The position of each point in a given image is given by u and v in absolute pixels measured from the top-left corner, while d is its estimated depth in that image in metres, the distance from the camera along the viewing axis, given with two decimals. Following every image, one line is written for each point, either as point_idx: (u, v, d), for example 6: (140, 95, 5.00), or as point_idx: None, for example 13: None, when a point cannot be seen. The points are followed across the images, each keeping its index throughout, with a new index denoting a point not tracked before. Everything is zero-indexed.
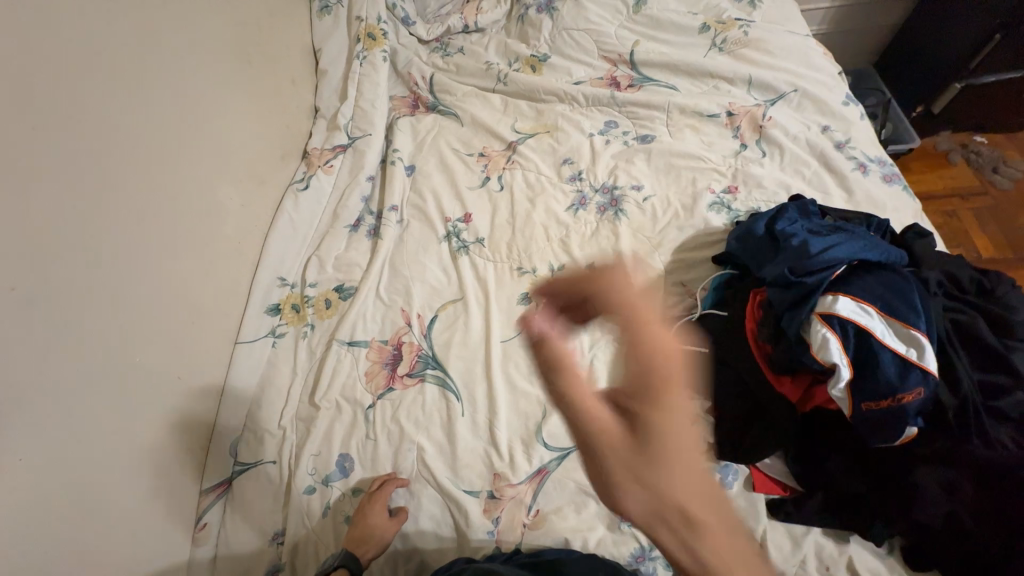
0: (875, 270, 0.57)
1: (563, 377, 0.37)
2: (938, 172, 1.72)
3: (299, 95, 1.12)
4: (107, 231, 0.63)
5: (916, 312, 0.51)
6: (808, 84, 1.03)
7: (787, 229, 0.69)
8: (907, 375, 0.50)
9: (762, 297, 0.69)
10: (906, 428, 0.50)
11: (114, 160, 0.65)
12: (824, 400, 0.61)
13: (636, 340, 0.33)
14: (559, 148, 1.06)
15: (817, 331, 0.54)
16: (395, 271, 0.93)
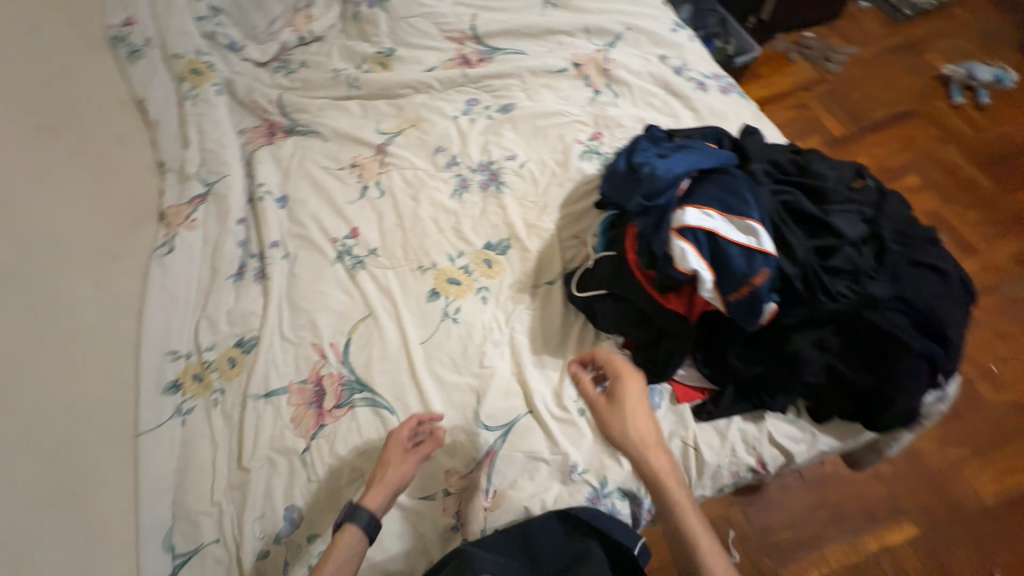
0: (713, 175, 0.63)
1: (601, 421, 0.64)
2: (782, 72, 1.90)
3: (133, 154, 1.01)
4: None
5: (746, 204, 0.57)
6: (638, 20, 1.08)
7: (641, 159, 0.74)
8: (754, 260, 0.55)
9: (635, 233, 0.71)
10: (765, 306, 0.56)
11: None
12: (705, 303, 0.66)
13: (632, 417, 0.63)
14: (428, 138, 1.04)
15: (675, 245, 0.57)
16: (295, 307, 0.88)
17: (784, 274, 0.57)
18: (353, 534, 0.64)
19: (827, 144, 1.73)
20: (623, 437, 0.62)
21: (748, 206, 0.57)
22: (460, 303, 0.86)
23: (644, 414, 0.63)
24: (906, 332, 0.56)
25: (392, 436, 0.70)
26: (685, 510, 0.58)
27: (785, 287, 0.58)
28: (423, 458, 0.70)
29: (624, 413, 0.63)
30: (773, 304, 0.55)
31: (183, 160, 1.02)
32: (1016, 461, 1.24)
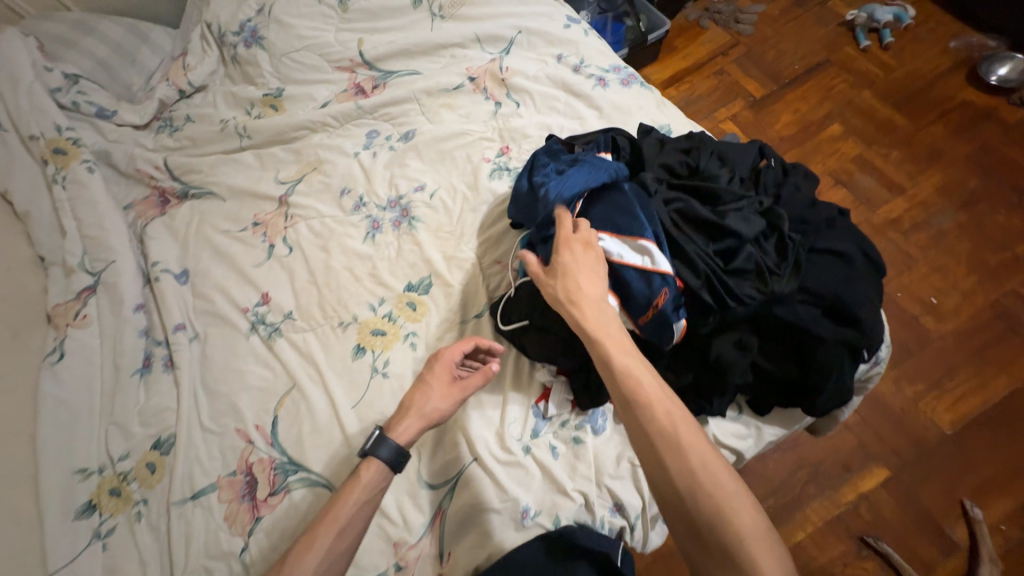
0: (606, 197, 0.61)
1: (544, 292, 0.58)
2: (696, 40, 1.89)
3: (4, 255, 0.91)
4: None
5: (636, 224, 0.57)
6: (529, 21, 1.04)
7: (540, 179, 0.70)
8: (652, 280, 0.55)
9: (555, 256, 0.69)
10: (673, 325, 0.55)
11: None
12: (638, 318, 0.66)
13: (567, 275, 0.56)
14: (332, 181, 0.98)
15: None
16: (213, 392, 0.82)
17: (687, 287, 0.55)
18: (376, 471, 0.63)
19: (749, 106, 1.74)
20: (562, 294, 0.55)
21: (637, 228, 0.57)
22: (389, 355, 0.81)
23: (592, 267, 0.56)
24: (818, 324, 0.56)
25: (443, 359, 0.70)
26: (643, 384, 0.50)
27: (693, 299, 0.56)
28: (465, 389, 0.70)
29: (559, 274, 0.56)
30: (682, 321, 0.55)
31: (63, 252, 0.92)
32: (968, 388, 1.29)
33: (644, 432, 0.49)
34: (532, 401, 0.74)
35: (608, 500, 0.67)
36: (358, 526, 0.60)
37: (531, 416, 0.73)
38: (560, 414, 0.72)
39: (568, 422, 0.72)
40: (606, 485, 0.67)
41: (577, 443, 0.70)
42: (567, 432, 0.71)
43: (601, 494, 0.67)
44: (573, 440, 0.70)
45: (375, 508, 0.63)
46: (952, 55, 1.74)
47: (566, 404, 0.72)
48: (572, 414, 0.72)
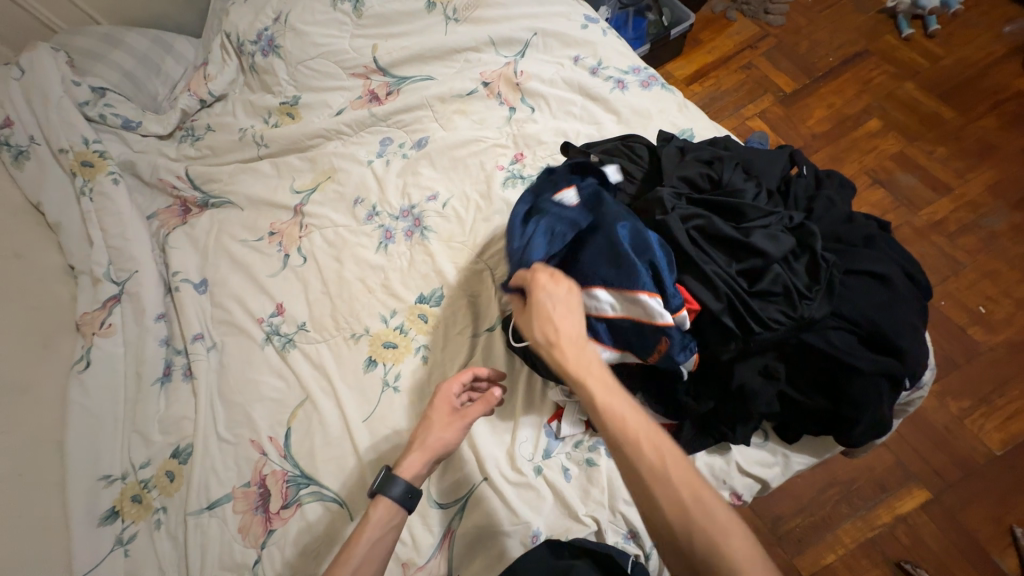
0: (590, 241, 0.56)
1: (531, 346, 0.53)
2: (722, 34, 1.81)
3: (37, 266, 0.95)
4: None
5: (631, 277, 0.52)
6: (546, 22, 1.01)
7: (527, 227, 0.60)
8: (646, 332, 0.52)
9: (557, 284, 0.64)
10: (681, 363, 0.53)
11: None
12: None
13: (549, 325, 0.52)
14: (345, 190, 0.97)
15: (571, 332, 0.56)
16: (229, 403, 0.83)
17: (704, 306, 0.52)
18: (386, 508, 0.62)
19: (779, 102, 1.66)
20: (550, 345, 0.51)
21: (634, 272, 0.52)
22: (400, 369, 0.80)
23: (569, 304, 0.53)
24: (855, 354, 0.51)
25: (442, 394, 0.68)
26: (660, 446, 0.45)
27: (713, 321, 0.52)
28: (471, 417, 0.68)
29: (544, 327, 0.52)
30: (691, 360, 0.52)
31: (90, 262, 0.95)
32: (1021, 404, 1.19)
33: (649, 491, 0.44)
34: (544, 420, 0.72)
35: (623, 526, 0.64)
36: (375, 562, 0.59)
37: (544, 435, 0.71)
38: (574, 434, 0.70)
39: (582, 443, 0.69)
40: (621, 511, 0.64)
41: (591, 465, 0.68)
42: (580, 453, 0.69)
43: (615, 520, 0.64)
44: (586, 462, 0.68)
45: (389, 549, 0.61)
46: (1007, 41, 1.60)
47: (580, 424, 0.69)
48: (586, 435, 0.70)
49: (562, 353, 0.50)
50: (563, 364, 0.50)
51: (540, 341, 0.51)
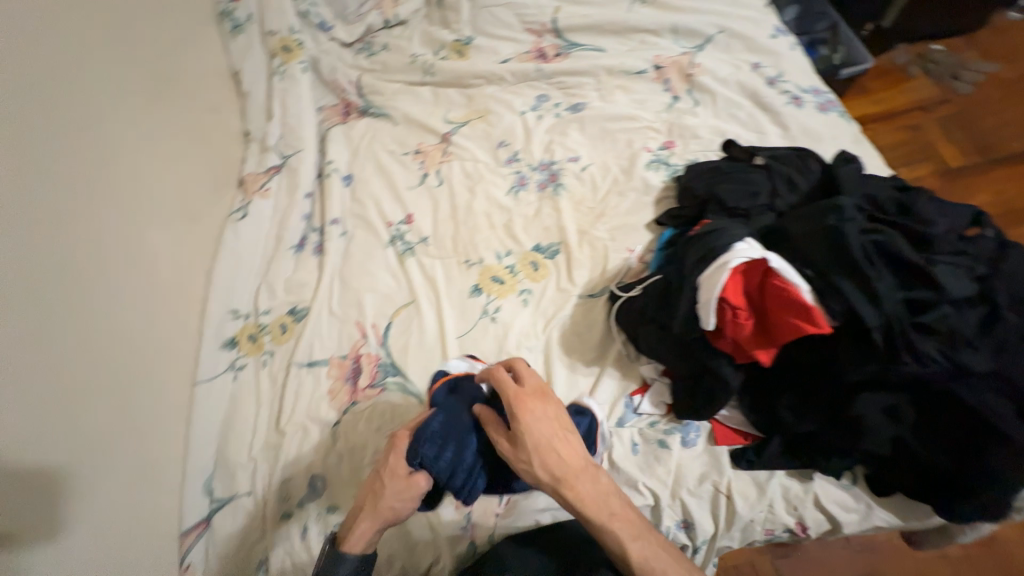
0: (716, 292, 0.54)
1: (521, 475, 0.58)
2: (895, 88, 1.68)
3: (223, 123, 1.09)
4: (15, 294, 0.58)
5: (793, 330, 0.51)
6: (734, 22, 0.99)
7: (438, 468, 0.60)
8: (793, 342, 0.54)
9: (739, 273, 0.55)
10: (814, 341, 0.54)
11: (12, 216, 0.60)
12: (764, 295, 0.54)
13: (540, 454, 0.56)
14: (493, 131, 1.03)
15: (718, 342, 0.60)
16: (345, 284, 0.92)
17: (862, 321, 0.49)
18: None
19: (939, 174, 1.52)
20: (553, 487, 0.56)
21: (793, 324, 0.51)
22: (501, 303, 0.85)
23: (561, 437, 0.57)
24: (1006, 420, 0.49)
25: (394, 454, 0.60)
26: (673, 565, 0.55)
27: (856, 335, 0.51)
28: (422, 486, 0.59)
29: (532, 456, 0.56)
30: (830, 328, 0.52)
31: (265, 131, 1.08)
32: None
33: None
34: (626, 392, 0.73)
35: (679, 513, 0.64)
36: None
37: (621, 405, 0.72)
38: (652, 414, 0.71)
39: (657, 424, 0.70)
40: (681, 498, 0.64)
41: (661, 447, 0.67)
42: (653, 433, 0.69)
43: (672, 505, 0.64)
44: (657, 442, 0.68)
45: None
46: None
47: (661, 407, 0.71)
48: (663, 418, 0.70)
49: (574, 489, 0.56)
50: (577, 501, 0.56)
51: (551, 482, 0.56)
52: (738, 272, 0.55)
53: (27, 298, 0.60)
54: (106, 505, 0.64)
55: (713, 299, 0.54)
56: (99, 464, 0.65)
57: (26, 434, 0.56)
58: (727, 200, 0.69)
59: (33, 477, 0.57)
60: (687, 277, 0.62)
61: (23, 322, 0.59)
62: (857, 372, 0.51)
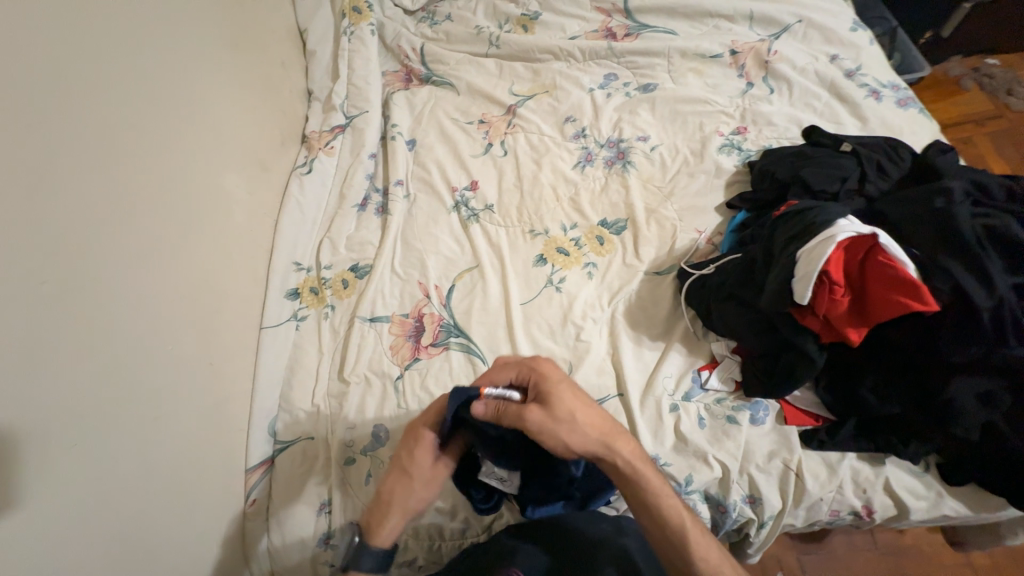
0: (824, 260, 0.55)
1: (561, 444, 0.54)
2: (948, 100, 1.66)
3: (290, 79, 1.10)
4: (111, 219, 0.59)
5: (898, 307, 0.52)
6: (813, 12, 0.99)
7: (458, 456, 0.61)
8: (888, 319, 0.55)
9: (845, 247, 0.55)
10: (912, 323, 0.56)
11: (108, 143, 0.61)
12: (863, 271, 0.55)
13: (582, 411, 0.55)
14: (560, 106, 1.03)
15: (805, 317, 0.60)
16: (408, 245, 0.92)
17: (971, 302, 0.52)
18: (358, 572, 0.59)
19: None
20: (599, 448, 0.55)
21: (899, 300, 0.52)
22: (566, 274, 0.84)
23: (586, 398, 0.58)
24: None
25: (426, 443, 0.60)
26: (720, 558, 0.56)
27: (963, 318, 0.53)
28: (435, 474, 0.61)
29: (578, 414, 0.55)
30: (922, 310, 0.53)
31: (331, 91, 1.09)
32: None
33: None
34: (694, 366, 0.73)
35: (745, 488, 0.65)
36: None
37: (688, 379, 0.72)
38: (719, 390, 0.70)
39: (725, 401, 0.70)
40: (749, 473, 0.65)
41: (730, 423, 0.67)
42: (721, 409, 0.69)
43: (740, 479, 0.65)
44: (725, 418, 0.68)
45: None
46: None
47: (730, 383, 0.71)
48: (732, 395, 0.70)
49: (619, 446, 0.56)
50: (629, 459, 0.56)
51: (599, 441, 0.55)
52: (843, 246, 0.55)
53: (120, 225, 0.60)
54: (187, 433, 0.66)
55: (816, 271, 0.55)
56: (181, 395, 0.65)
57: (121, 356, 0.57)
58: (813, 183, 0.71)
59: (128, 399, 0.57)
60: (779, 255, 0.61)
61: (116, 247, 0.59)
62: (959, 352, 0.54)
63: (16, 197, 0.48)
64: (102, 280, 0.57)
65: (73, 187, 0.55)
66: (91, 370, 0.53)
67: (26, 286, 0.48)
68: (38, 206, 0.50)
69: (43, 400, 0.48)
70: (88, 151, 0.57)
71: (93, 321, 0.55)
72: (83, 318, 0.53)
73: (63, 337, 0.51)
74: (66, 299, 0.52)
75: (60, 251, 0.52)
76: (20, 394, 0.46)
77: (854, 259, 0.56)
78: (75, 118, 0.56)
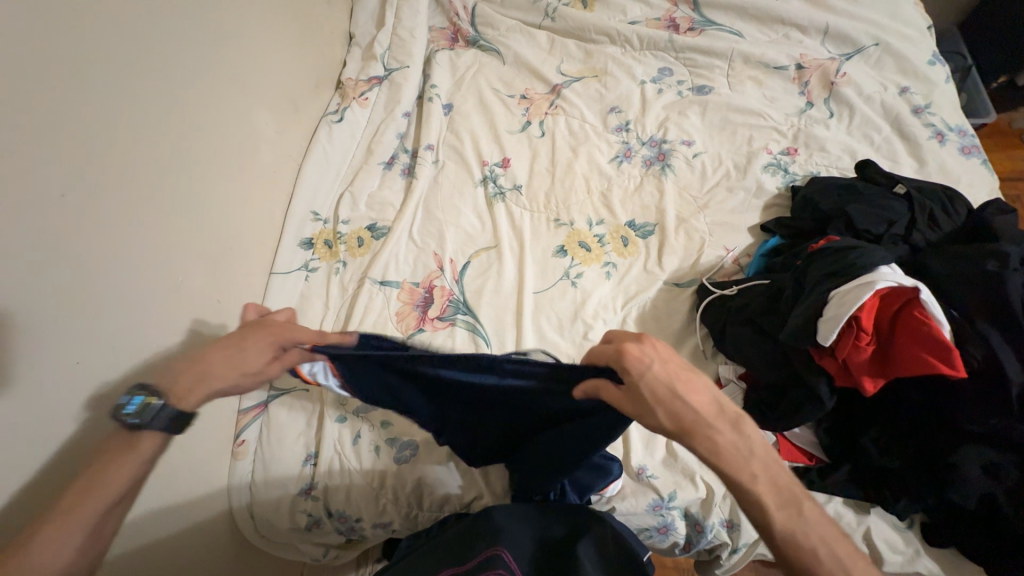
0: (854, 304, 0.52)
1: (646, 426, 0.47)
2: (1002, 152, 1.56)
3: (334, 20, 1.05)
4: (131, 139, 0.57)
5: (921, 367, 0.51)
6: (892, 37, 0.92)
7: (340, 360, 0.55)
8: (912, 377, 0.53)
9: (882, 297, 0.53)
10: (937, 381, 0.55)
11: (135, 59, 0.58)
12: (896, 324, 0.53)
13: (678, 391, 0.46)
14: (607, 94, 0.98)
15: (820, 357, 0.58)
16: (429, 214, 0.90)
17: (1005, 374, 0.51)
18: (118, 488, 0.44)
19: None
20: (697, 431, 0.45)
21: (924, 360, 0.50)
22: (584, 270, 0.82)
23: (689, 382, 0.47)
24: None
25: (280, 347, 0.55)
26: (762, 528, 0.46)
27: (991, 387, 0.52)
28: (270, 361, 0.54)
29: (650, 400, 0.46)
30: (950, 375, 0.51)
31: (373, 40, 1.05)
32: None
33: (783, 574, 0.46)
34: None
35: (725, 512, 0.65)
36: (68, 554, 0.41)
37: None
38: None
39: None
40: (732, 498, 0.65)
41: None
42: None
43: (722, 503, 0.65)
44: None
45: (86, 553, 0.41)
46: None
47: None
48: None
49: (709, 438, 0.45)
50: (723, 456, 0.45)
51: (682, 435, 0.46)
52: (878, 295, 0.53)
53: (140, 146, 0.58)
54: None
55: (848, 314, 0.53)
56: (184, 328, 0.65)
57: (132, 284, 0.57)
58: (857, 221, 0.68)
59: (132, 327, 0.57)
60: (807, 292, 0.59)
61: (134, 169, 0.57)
62: (974, 422, 0.53)
63: (40, 109, 0.46)
64: (118, 202, 0.55)
65: (96, 102, 0.52)
66: (99, 292, 0.53)
67: (44, 204, 0.47)
68: (64, 124, 0.49)
69: (48, 318, 0.48)
70: (115, 67, 0.55)
71: (105, 243, 0.53)
72: (95, 238, 0.52)
73: (71, 256, 0.50)
74: (81, 218, 0.51)
75: (77, 167, 0.50)
76: (23, 307, 0.45)
77: (890, 311, 0.53)
78: (104, 30, 0.54)
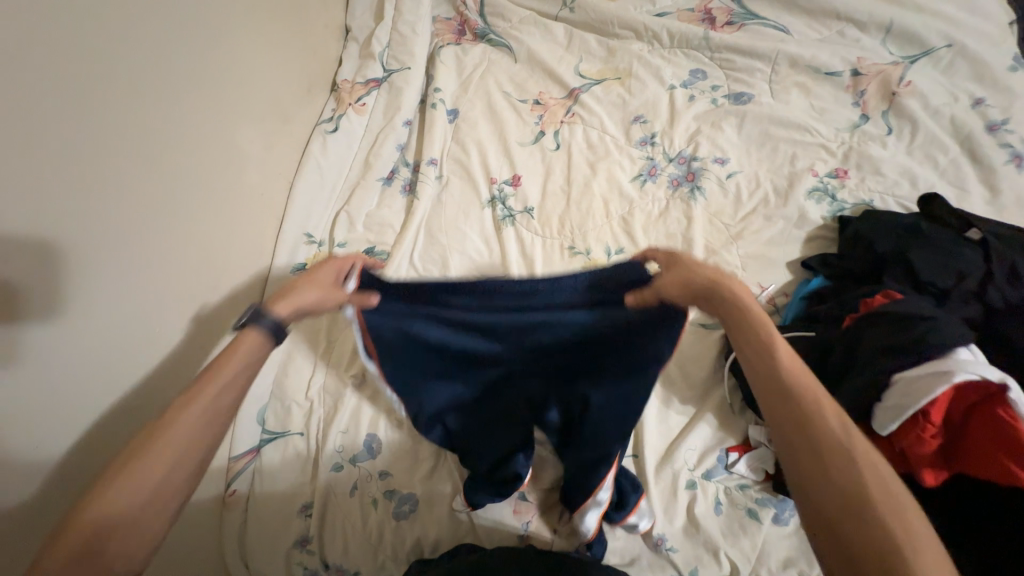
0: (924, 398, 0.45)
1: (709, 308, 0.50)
2: None
3: (328, 12, 0.95)
4: (98, 179, 0.49)
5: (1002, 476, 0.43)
6: (965, 37, 0.80)
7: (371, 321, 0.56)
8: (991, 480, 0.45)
9: (960, 388, 0.46)
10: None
11: (99, 83, 0.49)
12: (975, 419, 0.45)
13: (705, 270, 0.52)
14: (631, 100, 0.87)
15: (875, 441, 0.51)
16: (432, 238, 0.82)
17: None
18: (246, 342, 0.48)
19: None
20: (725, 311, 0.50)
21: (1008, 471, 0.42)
22: None
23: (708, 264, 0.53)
24: None
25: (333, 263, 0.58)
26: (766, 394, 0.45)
27: None
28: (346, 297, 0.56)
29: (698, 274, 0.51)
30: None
31: (372, 36, 0.95)
32: None
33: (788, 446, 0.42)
34: (723, 445, 0.66)
35: None
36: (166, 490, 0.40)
37: (713, 456, 0.66)
38: (744, 476, 0.64)
39: (749, 489, 0.64)
40: None
41: (750, 517, 0.62)
42: (743, 498, 0.63)
43: None
44: (746, 511, 0.62)
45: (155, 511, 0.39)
46: None
47: (759, 472, 0.64)
48: (758, 485, 0.64)
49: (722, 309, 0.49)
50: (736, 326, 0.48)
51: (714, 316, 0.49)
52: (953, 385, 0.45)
53: (109, 186, 0.50)
54: None
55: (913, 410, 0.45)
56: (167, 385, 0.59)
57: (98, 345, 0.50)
58: (920, 272, 0.59)
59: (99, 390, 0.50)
60: (862, 366, 0.51)
61: (100, 212, 0.50)
62: None
63: None
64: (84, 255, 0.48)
65: (55, 142, 0.45)
66: (60, 364, 0.46)
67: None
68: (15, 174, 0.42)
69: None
70: (74, 97, 0.47)
71: (57, 306, 0.46)
72: (47, 304, 0.45)
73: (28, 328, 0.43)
74: (31, 284, 0.44)
75: (30, 222, 0.43)
76: None
77: (966, 402, 0.46)
78: (61, 56, 0.45)
